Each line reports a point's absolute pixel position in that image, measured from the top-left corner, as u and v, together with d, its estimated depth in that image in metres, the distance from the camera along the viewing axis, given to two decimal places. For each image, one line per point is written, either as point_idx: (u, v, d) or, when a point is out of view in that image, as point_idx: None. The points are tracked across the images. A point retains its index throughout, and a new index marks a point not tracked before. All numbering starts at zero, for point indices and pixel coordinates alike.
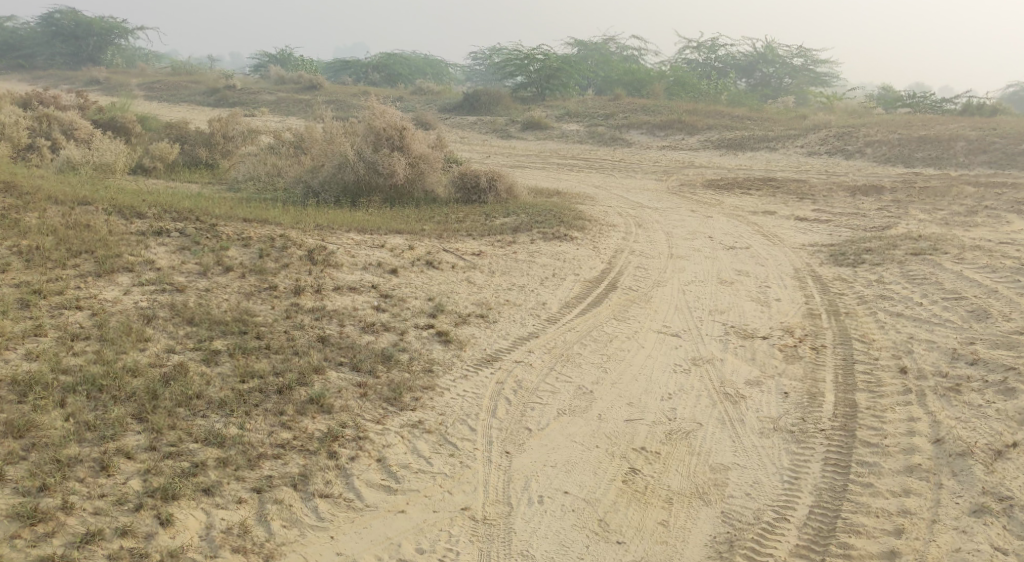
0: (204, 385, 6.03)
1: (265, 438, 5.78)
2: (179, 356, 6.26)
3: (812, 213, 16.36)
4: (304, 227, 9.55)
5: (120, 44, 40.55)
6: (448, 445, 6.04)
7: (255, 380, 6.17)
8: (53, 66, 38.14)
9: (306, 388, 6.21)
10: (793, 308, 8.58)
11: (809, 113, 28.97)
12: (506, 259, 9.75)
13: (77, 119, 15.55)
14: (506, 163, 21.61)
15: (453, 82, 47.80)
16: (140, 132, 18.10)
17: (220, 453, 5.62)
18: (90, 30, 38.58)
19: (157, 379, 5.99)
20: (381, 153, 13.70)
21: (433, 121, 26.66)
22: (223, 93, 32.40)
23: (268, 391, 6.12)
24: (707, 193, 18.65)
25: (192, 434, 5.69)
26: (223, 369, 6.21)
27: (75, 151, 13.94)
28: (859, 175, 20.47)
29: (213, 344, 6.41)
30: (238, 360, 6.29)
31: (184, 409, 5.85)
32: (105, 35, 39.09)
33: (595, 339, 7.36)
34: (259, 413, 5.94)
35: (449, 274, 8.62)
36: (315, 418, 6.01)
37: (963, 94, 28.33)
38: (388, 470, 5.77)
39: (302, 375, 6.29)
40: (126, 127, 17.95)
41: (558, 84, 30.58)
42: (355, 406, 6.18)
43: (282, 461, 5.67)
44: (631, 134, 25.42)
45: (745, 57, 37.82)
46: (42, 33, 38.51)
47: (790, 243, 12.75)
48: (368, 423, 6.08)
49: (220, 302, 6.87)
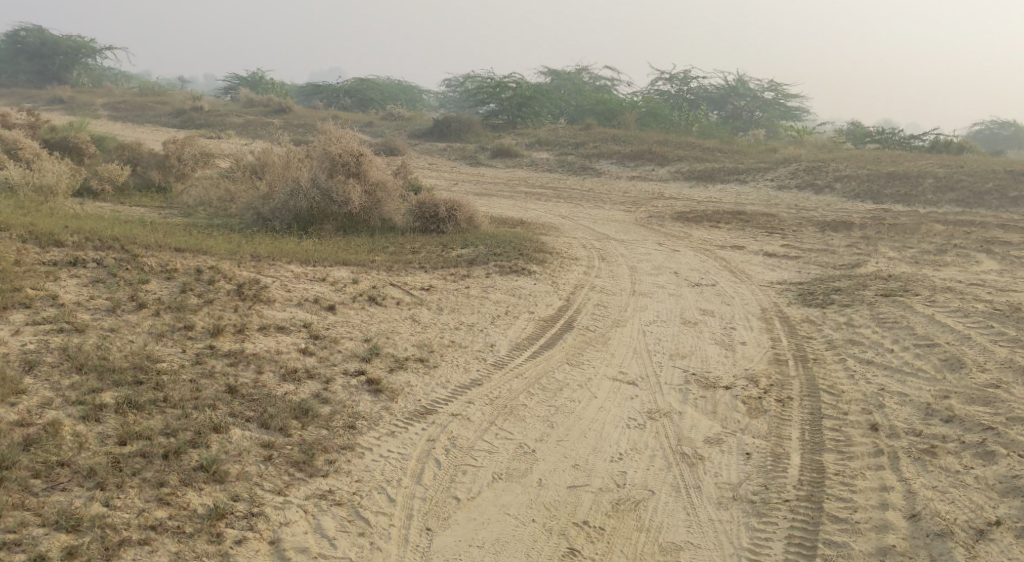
0: (74, 451, 5.39)
1: (133, 518, 5.13)
2: (55, 413, 5.61)
3: (781, 249, 15.98)
4: (242, 258, 8.94)
5: (88, 64, 39.76)
6: (360, 521, 5.43)
7: (139, 443, 5.53)
8: (16, 83, 37.27)
9: (197, 453, 5.57)
10: (759, 353, 8.07)
11: (779, 147, 28.79)
12: (456, 295, 9.17)
13: (21, 139, 14.88)
14: (473, 191, 21.11)
15: (425, 108, 47.43)
16: (94, 153, 17.42)
17: (70, 541, 4.97)
18: (57, 49, 37.87)
19: (17, 444, 5.33)
20: (336, 179, 13.09)
21: (401, 147, 26.14)
22: (189, 114, 31.75)
23: (152, 456, 5.48)
24: (676, 226, 18.24)
25: (41, 516, 5.02)
26: (103, 429, 5.58)
27: (14, 172, 13.26)
28: (828, 210, 20.18)
29: (101, 397, 5.77)
30: (123, 419, 5.65)
31: (42, 481, 5.20)
32: (72, 54, 38.40)
33: (544, 387, 6.79)
34: (134, 486, 5.30)
35: (392, 312, 8.03)
36: (202, 490, 5.38)
37: (931, 132, 28.31)
38: (280, 556, 5.15)
39: (197, 437, 5.65)
40: (78, 148, 17.28)
41: (529, 112, 30.21)
42: (255, 474, 5.56)
43: (148, 549, 5.02)
44: (601, 163, 25.03)
45: (716, 90, 37.78)
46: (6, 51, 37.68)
47: (758, 280, 12.30)
48: (266, 494, 5.46)
49: (120, 345, 6.23)
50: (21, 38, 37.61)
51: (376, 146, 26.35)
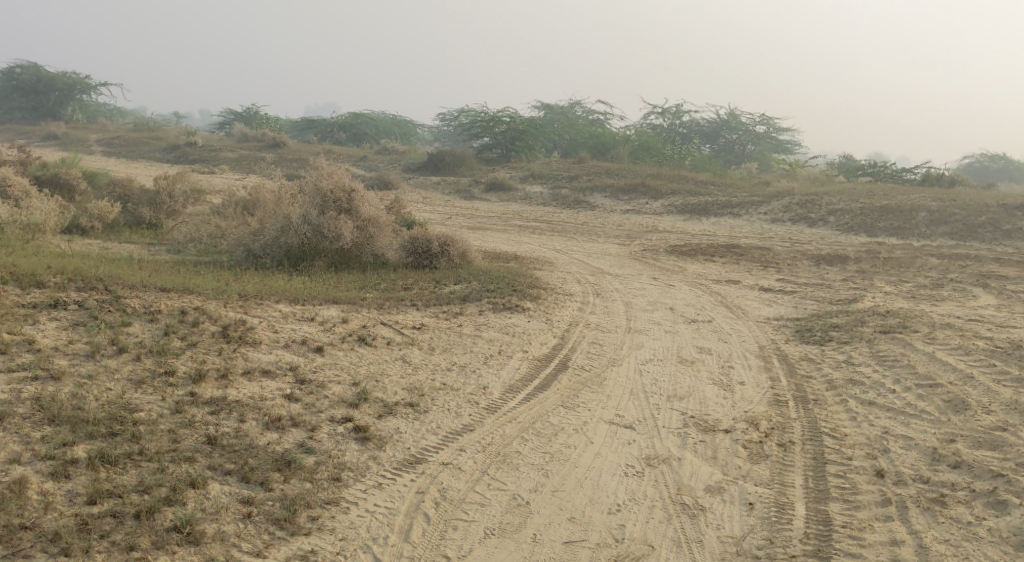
0: (41, 513, 5.18)
1: None
2: (24, 469, 5.39)
3: (776, 283, 15.83)
4: (229, 298, 8.73)
5: (82, 101, 39.74)
6: None
7: (110, 502, 5.32)
8: (10, 120, 37.18)
9: (172, 512, 5.35)
10: (758, 394, 7.87)
11: (773, 180, 28.78)
12: (449, 333, 8.90)
13: (11, 176, 14.71)
14: (466, 224, 20.96)
15: (419, 142, 47.49)
16: (84, 189, 17.25)
17: None
18: (52, 85, 37.80)
19: None
20: (327, 215, 12.90)
21: (394, 181, 26.03)
22: (183, 150, 31.67)
23: (124, 517, 5.26)
24: (671, 260, 18.09)
25: None
26: (73, 487, 5.36)
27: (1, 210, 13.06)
28: (822, 243, 20.07)
29: (73, 452, 5.55)
30: (95, 476, 5.44)
31: (4, 546, 4.99)
32: (68, 90, 38.35)
33: (539, 433, 6.57)
34: (103, 549, 5.08)
35: (382, 352, 7.80)
36: (175, 553, 5.15)
37: (923, 165, 28.35)
38: None
39: (172, 494, 5.43)
40: (68, 184, 17.12)
41: (523, 146, 30.17)
42: (233, 533, 5.34)
43: None
44: (594, 197, 24.94)
45: (709, 123, 37.88)
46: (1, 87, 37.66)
47: (755, 315, 12.12)
48: (244, 556, 5.23)
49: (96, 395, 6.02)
50: (16, 75, 37.56)
51: (370, 180, 26.23)
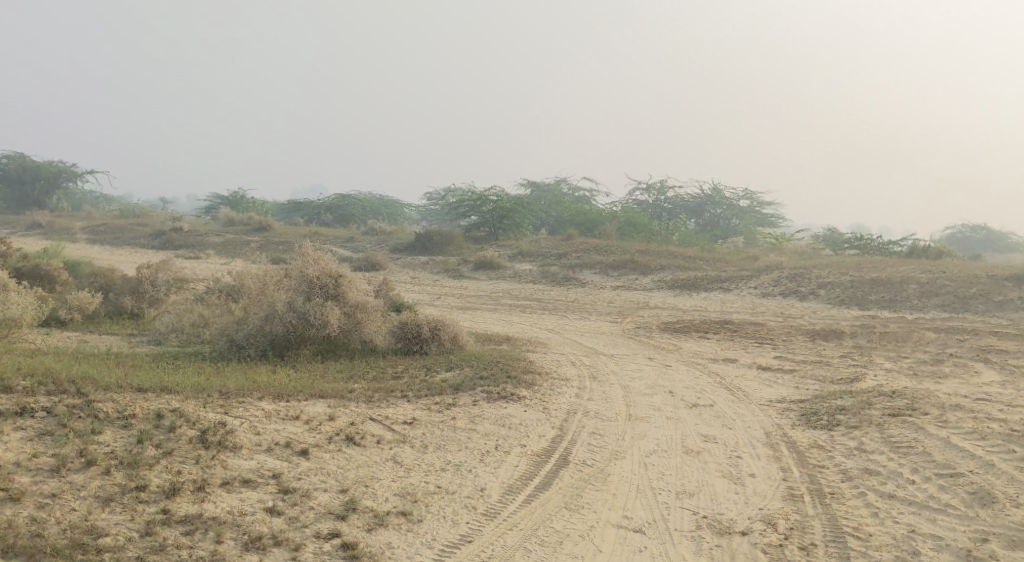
0: None
1: None
2: None
3: (774, 361, 15.49)
4: (209, 397, 8.26)
5: (68, 188, 39.54)
6: None
7: None
8: None
9: None
10: (772, 487, 7.42)
11: (760, 253, 28.69)
12: (443, 427, 8.39)
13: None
14: (456, 305, 20.58)
15: (406, 221, 47.45)
16: (66, 279, 16.84)
17: None
18: (38, 174, 37.67)
19: None
20: (314, 302, 12.49)
21: (382, 262, 25.76)
22: (169, 235, 31.37)
23: None
24: (665, 338, 17.73)
25: None
26: None
27: None
28: (815, 317, 19.81)
29: None
30: None
31: None
32: (53, 179, 38.27)
33: (542, 542, 6.13)
34: None
35: (371, 452, 7.32)
36: None
37: (909, 237, 28.36)
38: None
39: None
40: (49, 275, 16.73)
41: (511, 224, 30.04)
42: None
43: None
44: (584, 274, 24.68)
45: (693, 199, 38.02)
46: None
47: (757, 397, 11.71)
48: None
49: (61, 518, 5.56)
50: None
51: (357, 262, 25.93)
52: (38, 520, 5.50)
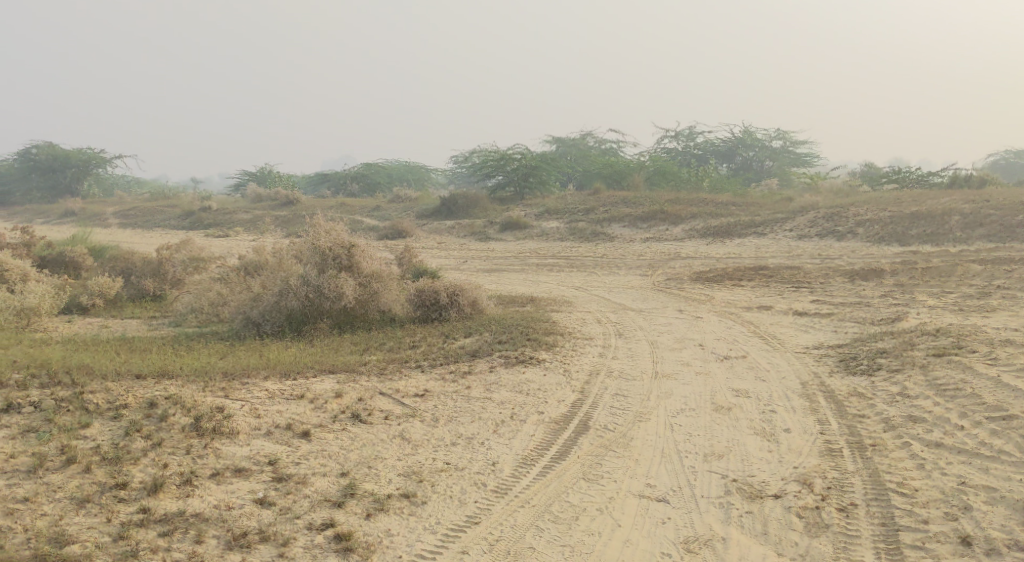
0: None
1: None
2: None
3: (810, 306, 14.87)
4: (211, 381, 7.93)
5: (98, 174, 39.53)
6: None
7: None
8: (30, 200, 37.04)
9: None
10: (807, 442, 6.92)
11: (795, 194, 27.80)
12: (456, 398, 7.99)
13: (8, 259, 14.04)
14: (482, 268, 20.12)
15: (433, 186, 47.00)
16: (91, 265, 16.58)
17: None
18: (69, 162, 37.65)
19: None
20: (327, 274, 12.03)
21: (408, 228, 25.32)
22: (197, 215, 31.18)
23: None
24: (697, 289, 17.13)
25: None
26: None
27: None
28: (854, 257, 19.05)
29: None
30: None
31: None
32: (85, 166, 38.25)
33: (556, 518, 5.74)
34: None
35: (378, 429, 6.93)
36: None
37: (950, 167, 27.28)
38: None
39: None
40: (74, 261, 16.51)
41: (536, 182, 29.36)
42: None
43: None
44: (612, 228, 24.05)
45: (724, 142, 36.99)
46: (19, 169, 37.55)
47: (792, 346, 11.16)
48: None
49: (36, 522, 5.28)
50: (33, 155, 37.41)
51: (382, 231, 25.53)
52: (12, 526, 5.23)
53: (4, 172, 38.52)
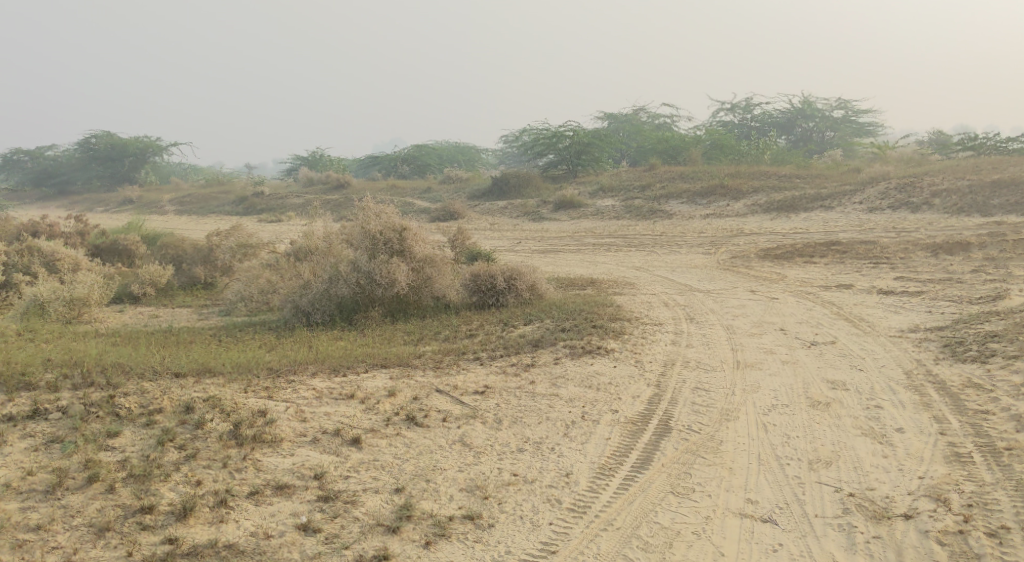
0: None
1: None
2: None
3: (894, 284, 13.82)
4: (256, 379, 7.26)
5: (155, 162, 39.48)
6: None
7: None
8: (91, 190, 37.23)
9: None
10: (928, 448, 6.04)
11: (862, 165, 26.42)
12: (520, 395, 7.22)
13: (58, 248, 13.55)
14: (537, 249, 19.31)
15: (484, 165, 46.26)
16: (143, 253, 16.08)
17: None
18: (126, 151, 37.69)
19: None
20: (378, 259, 11.32)
21: (460, 210, 24.60)
22: (251, 201, 30.83)
23: None
24: (766, 267, 16.12)
25: None
26: None
27: (43, 287, 11.80)
28: (933, 229, 17.84)
29: None
30: None
31: None
32: (141, 154, 38.23)
33: (645, 544, 5.07)
34: None
35: (436, 434, 6.19)
36: None
37: None
38: None
39: None
40: (128, 250, 16.01)
41: (590, 159, 28.38)
42: None
43: None
44: (670, 204, 23.06)
45: (783, 114, 35.59)
46: (79, 159, 37.71)
47: (883, 332, 10.18)
48: None
49: (50, 556, 4.74)
50: (92, 146, 37.59)
51: (433, 213, 24.85)
52: None
53: (65, 161, 38.78)
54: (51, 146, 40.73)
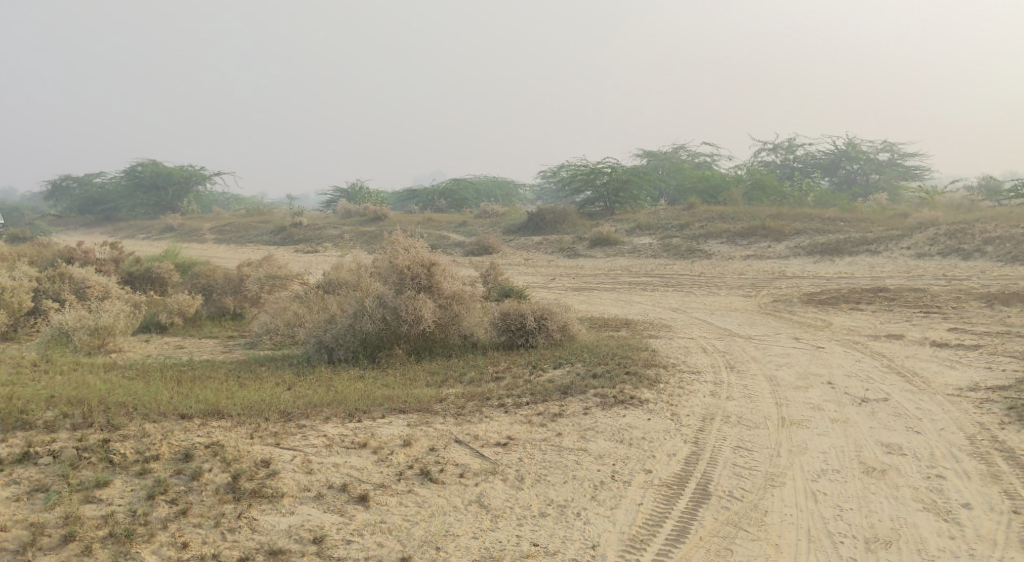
0: None
1: None
2: None
3: (946, 335, 13.11)
4: (264, 423, 6.78)
5: (198, 191, 39.60)
6: None
7: None
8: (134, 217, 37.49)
9: None
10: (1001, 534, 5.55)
11: (909, 210, 25.62)
12: (545, 449, 6.66)
13: (88, 275, 13.23)
14: (571, 286, 18.79)
15: (522, 200, 45.94)
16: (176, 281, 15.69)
17: None
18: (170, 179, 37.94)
19: None
20: (405, 295, 10.86)
21: (496, 244, 24.19)
22: (289, 231, 30.68)
23: None
24: (809, 313, 15.46)
25: None
26: None
27: (69, 314, 11.36)
28: (984, 278, 17.07)
29: None
30: None
31: None
32: (185, 183, 38.46)
33: None
34: None
35: (452, 491, 5.67)
36: None
37: None
38: None
39: None
40: (162, 278, 15.59)
41: (628, 197, 27.86)
42: None
43: None
44: (710, 244, 22.45)
45: (826, 155, 34.88)
46: (125, 186, 38.01)
47: (940, 390, 9.51)
48: None
49: None
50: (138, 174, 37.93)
51: (468, 248, 24.44)
52: None
53: (110, 188, 39.11)
54: (97, 173, 41.19)
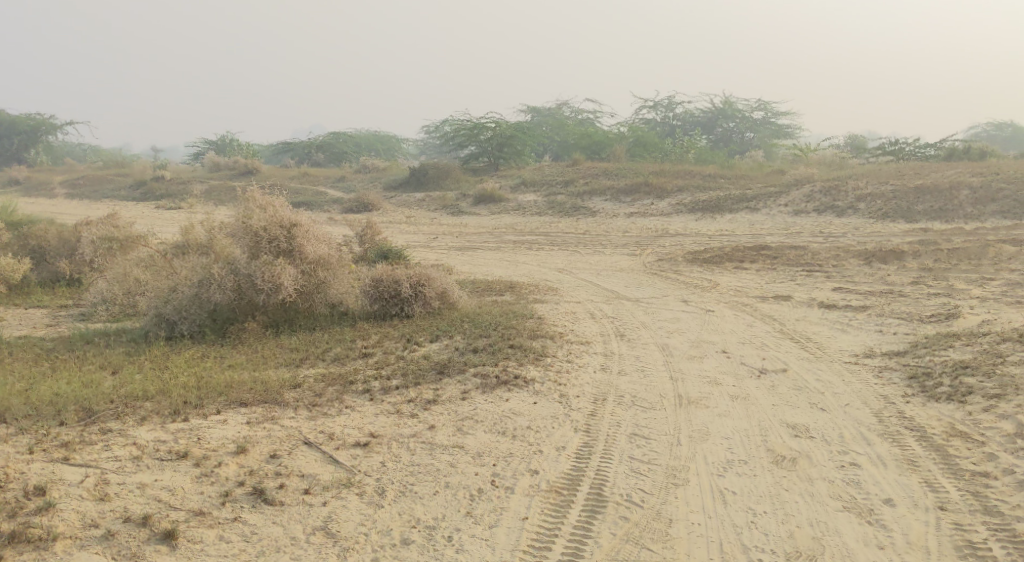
0: None
1: None
2: None
3: (834, 295, 12.69)
4: (61, 426, 5.51)
5: (49, 141, 36.42)
6: None
7: None
8: None
9: None
10: (933, 546, 4.99)
11: (786, 166, 25.51)
12: (415, 447, 5.63)
13: None
14: (453, 246, 17.70)
15: (402, 155, 44.32)
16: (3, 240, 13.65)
17: None
18: (15, 128, 34.62)
19: None
20: (261, 261, 9.44)
21: (375, 201, 22.81)
22: (149, 185, 28.43)
23: None
24: (696, 272, 14.87)
25: None
26: None
27: None
28: (861, 234, 16.88)
29: None
30: None
31: None
32: (32, 133, 35.19)
33: None
34: None
35: (290, 514, 4.70)
36: None
37: (949, 139, 25.07)
38: None
39: None
40: None
41: (511, 152, 26.82)
42: None
43: None
44: (593, 202, 21.69)
45: (704, 113, 34.67)
46: None
47: (837, 358, 8.93)
48: None
49: None
50: None
51: (344, 206, 22.95)
52: None
53: None
54: None
